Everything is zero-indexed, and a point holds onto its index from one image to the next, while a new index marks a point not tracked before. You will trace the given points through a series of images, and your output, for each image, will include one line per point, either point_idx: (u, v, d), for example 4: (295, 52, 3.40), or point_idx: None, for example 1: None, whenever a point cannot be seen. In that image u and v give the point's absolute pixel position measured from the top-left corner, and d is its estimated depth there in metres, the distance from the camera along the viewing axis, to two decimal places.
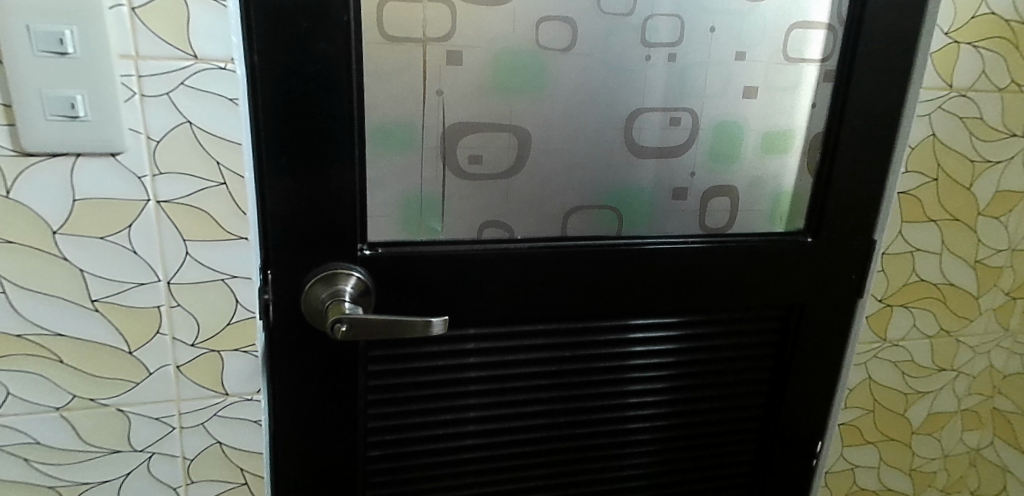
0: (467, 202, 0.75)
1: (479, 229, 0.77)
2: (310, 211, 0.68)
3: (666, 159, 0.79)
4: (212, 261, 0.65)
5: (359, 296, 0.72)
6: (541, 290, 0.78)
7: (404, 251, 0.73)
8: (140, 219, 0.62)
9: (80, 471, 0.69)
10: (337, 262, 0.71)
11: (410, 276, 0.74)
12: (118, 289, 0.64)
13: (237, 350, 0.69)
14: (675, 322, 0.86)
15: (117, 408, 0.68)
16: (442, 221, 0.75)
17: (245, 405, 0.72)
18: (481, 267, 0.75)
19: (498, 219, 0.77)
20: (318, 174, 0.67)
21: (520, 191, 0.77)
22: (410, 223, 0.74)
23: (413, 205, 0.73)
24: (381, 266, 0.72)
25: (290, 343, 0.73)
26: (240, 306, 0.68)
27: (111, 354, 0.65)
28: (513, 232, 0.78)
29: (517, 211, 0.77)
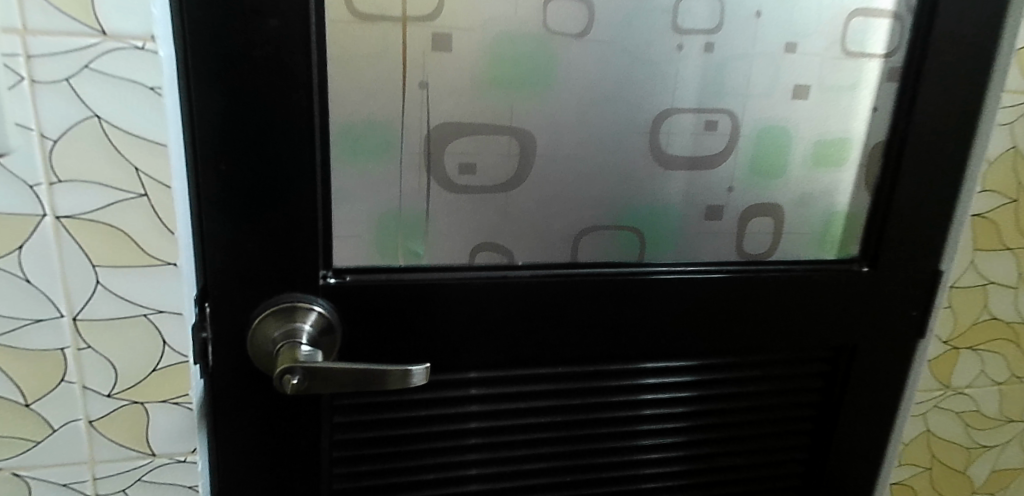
0: (457, 220, 0.62)
1: (471, 253, 0.63)
2: (260, 231, 0.55)
3: (698, 171, 0.65)
4: (131, 292, 0.52)
5: (320, 336, 0.59)
6: (544, 328, 0.65)
7: (377, 281, 0.59)
8: (34, 240, 0.48)
9: None
10: (293, 293, 0.58)
11: (384, 310, 0.61)
12: (10, 327, 0.50)
13: (165, 402, 0.56)
14: (699, 365, 0.72)
15: (13, 473, 0.54)
16: (426, 243, 0.62)
17: (178, 467, 0.58)
18: (471, 300, 0.62)
19: (495, 241, 0.63)
20: (269, 186, 0.54)
21: (522, 207, 0.63)
22: (387, 245, 0.61)
23: (390, 224, 0.60)
24: (347, 298, 0.59)
25: (237, 390, 0.60)
26: (169, 347, 0.54)
27: (4, 407, 0.52)
28: (512, 258, 0.64)
29: (517, 233, 0.64)
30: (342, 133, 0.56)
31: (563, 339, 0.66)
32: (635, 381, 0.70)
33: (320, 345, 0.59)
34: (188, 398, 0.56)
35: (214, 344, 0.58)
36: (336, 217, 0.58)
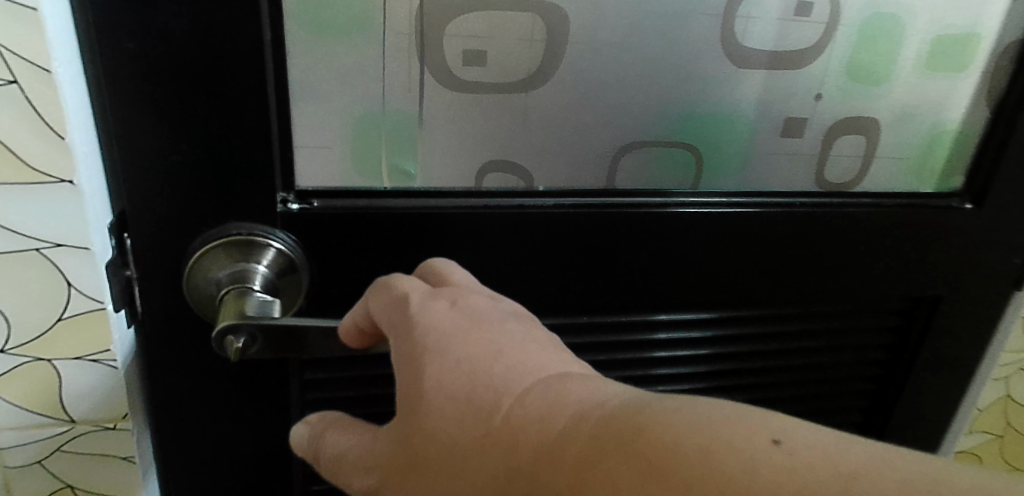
0: (459, 129, 0.47)
1: (479, 173, 0.49)
2: (193, 138, 0.41)
3: (777, 72, 0.50)
4: (14, 219, 0.38)
5: (280, 278, 0.46)
6: (564, 270, 0.51)
7: (352, 210, 0.46)
8: None
9: None
10: (242, 223, 0.44)
11: (363, 245, 0.47)
12: None
13: (79, 359, 0.43)
14: (720, 319, 0.58)
15: None
16: (418, 158, 0.47)
17: (106, 436, 0.46)
18: (474, 235, 0.48)
19: (508, 158, 0.49)
20: (200, 75, 0.39)
21: (544, 115, 0.48)
22: (368, 159, 0.47)
23: (370, 132, 0.46)
24: (312, 229, 0.46)
25: (176, 345, 0.47)
26: (77, 291, 0.41)
27: None
28: (530, 182, 0.50)
29: (537, 148, 0.49)
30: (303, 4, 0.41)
31: (588, 283, 0.52)
32: (640, 338, 0.57)
33: (279, 288, 0.46)
34: (110, 355, 0.44)
35: (143, 286, 0.44)
36: (296, 121, 0.44)
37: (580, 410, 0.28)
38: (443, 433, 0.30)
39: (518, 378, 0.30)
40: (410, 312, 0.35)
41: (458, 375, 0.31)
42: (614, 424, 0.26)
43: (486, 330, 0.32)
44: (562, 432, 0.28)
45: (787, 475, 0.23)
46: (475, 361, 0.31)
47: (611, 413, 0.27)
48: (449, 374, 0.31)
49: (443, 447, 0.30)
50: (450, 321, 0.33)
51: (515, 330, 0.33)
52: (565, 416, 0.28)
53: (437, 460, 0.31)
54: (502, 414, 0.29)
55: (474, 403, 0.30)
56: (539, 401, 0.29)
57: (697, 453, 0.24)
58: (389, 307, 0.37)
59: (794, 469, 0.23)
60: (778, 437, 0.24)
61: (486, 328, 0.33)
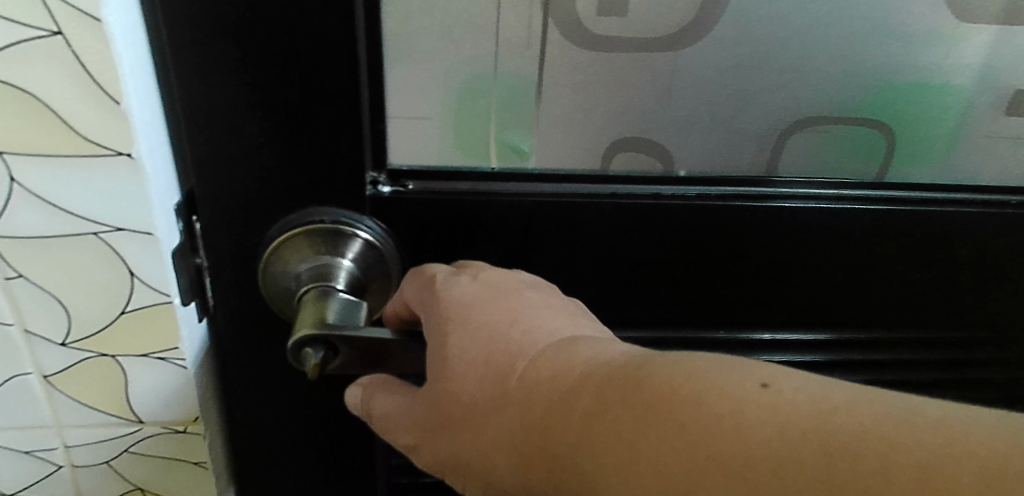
0: (586, 98, 0.38)
1: (607, 152, 0.40)
2: (271, 106, 0.34)
3: (1010, 27, 0.38)
4: (68, 197, 0.32)
5: (367, 272, 0.40)
6: (696, 270, 0.43)
7: (453, 195, 0.39)
8: None
9: None
10: (324, 209, 0.38)
11: (464, 235, 0.40)
12: None
13: (146, 357, 0.38)
14: (837, 341, 0.48)
15: None
16: (534, 133, 0.39)
17: (175, 439, 0.41)
18: (593, 228, 0.41)
19: (644, 134, 0.40)
20: (281, 28, 0.32)
21: (694, 81, 0.38)
22: (474, 133, 0.39)
23: (478, 101, 0.38)
24: (407, 214, 0.39)
25: (252, 341, 0.41)
26: (140, 281, 0.35)
27: None
28: (667, 164, 0.41)
29: (679, 123, 0.40)
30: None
31: (723, 286, 0.44)
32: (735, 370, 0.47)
33: (364, 282, 0.40)
34: (178, 354, 0.38)
35: (214, 277, 0.39)
36: (392, 85, 0.36)
37: (588, 366, 0.28)
38: (465, 391, 0.30)
39: (534, 339, 0.30)
40: (435, 288, 0.34)
41: (477, 340, 0.31)
42: (619, 379, 0.26)
43: (507, 300, 0.33)
44: (573, 387, 0.28)
45: (776, 414, 0.22)
46: (495, 329, 0.31)
47: (618, 370, 0.27)
48: (468, 338, 0.31)
49: (466, 404, 0.31)
50: (474, 292, 0.33)
51: (537, 300, 0.33)
52: (574, 374, 0.28)
53: (462, 419, 0.31)
54: (517, 374, 0.29)
55: (492, 363, 0.30)
56: (553, 361, 0.29)
57: (687, 395, 0.24)
58: (416, 286, 0.36)
59: (782, 409, 0.23)
60: (768, 382, 0.24)
61: (508, 298, 0.33)
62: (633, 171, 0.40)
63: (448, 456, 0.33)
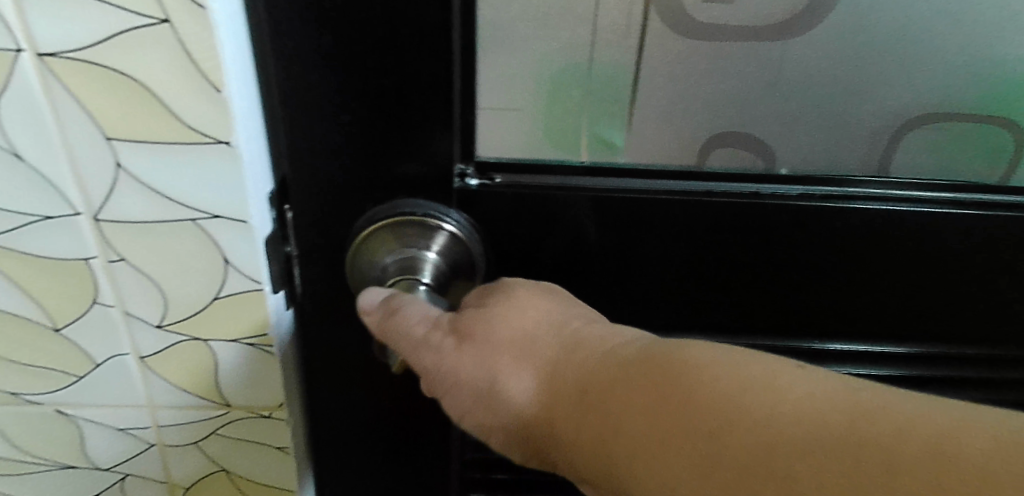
0: (684, 90, 0.36)
1: (703, 148, 0.38)
2: (365, 95, 0.34)
3: None
4: (170, 183, 0.33)
5: (455, 266, 0.39)
6: (792, 274, 0.41)
7: (542, 189, 0.38)
8: (15, 92, 0.30)
9: (22, 485, 0.45)
10: (411, 200, 0.37)
11: (550, 232, 0.39)
12: (10, 225, 0.34)
13: (236, 342, 0.39)
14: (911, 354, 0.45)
15: (57, 410, 0.41)
16: (628, 126, 0.37)
17: (260, 423, 0.42)
18: (687, 228, 0.39)
19: (744, 128, 0.38)
20: (379, 15, 0.31)
21: (802, 73, 0.36)
22: (565, 125, 0.37)
23: (571, 91, 0.36)
24: (493, 208, 0.38)
25: (335, 329, 0.42)
26: (234, 269, 0.36)
27: (28, 331, 0.37)
28: (765, 159, 0.39)
29: (781, 117, 0.38)
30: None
31: (820, 292, 0.42)
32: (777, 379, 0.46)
33: (450, 277, 0.39)
34: (267, 341, 0.39)
35: (303, 266, 0.39)
36: (484, 75, 0.35)
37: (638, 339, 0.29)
38: (516, 331, 0.31)
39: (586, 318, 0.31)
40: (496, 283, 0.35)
41: (533, 310, 0.32)
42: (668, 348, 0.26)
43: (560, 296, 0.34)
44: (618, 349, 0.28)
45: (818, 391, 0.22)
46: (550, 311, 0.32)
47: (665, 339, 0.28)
48: (525, 306, 0.32)
49: (506, 344, 0.31)
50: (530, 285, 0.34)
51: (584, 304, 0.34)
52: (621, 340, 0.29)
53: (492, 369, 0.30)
54: (571, 330, 0.30)
55: (547, 324, 0.31)
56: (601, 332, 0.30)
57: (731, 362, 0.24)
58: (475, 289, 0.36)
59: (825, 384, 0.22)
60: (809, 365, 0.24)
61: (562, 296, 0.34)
62: (732, 167, 0.39)
63: (467, 397, 0.31)
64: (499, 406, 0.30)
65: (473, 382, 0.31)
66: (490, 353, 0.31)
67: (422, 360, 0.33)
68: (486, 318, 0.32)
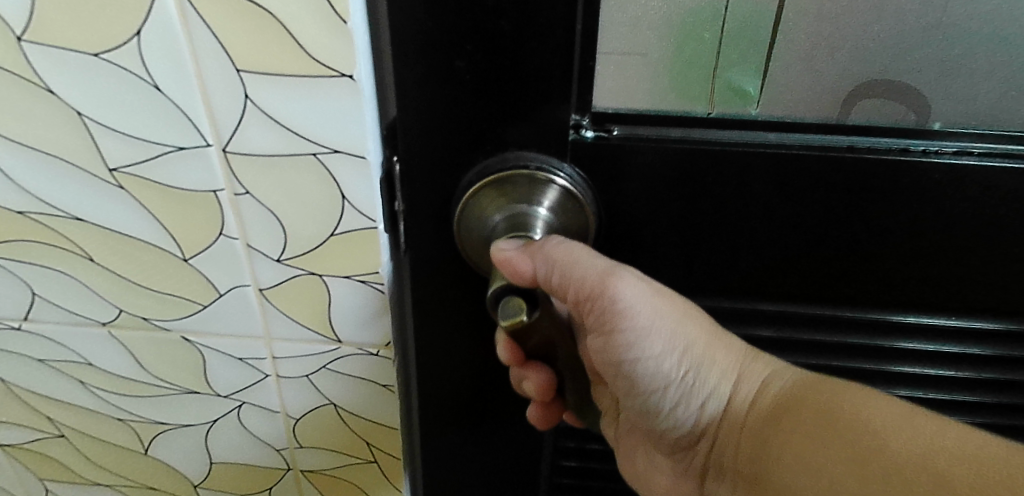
0: (829, 30, 0.34)
1: (846, 99, 0.36)
2: (486, 40, 0.32)
3: None
4: (294, 118, 0.33)
5: (564, 223, 0.38)
6: (932, 243, 0.38)
7: (664, 144, 0.35)
8: (155, 21, 0.31)
9: (150, 407, 0.48)
10: (523, 152, 0.36)
11: (671, 191, 0.37)
12: (146, 154, 0.35)
13: (350, 280, 0.39)
14: None
15: (183, 337, 0.43)
16: (763, 71, 0.35)
17: (370, 361, 0.43)
18: (817, 186, 0.36)
19: (895, 78, 0.35)
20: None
21: (967, 11, 0.33)
22: (694, 71, 0.35)
23: (704, 33, 0.34)
24: (609, 163, 0.36)
25: (432, 281, 0.41)
26: (352, 206, 0.36)
27: (159, 259, 0.39)
28: (913, 110, 0.36)
29: (934, 64, 0.35)
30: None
31: (960, 262, 0.38)
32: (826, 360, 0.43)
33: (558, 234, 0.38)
34: (378, 279, 0.39)
35: (409, 217, 0.39)
36: (609, 15, 0.33)
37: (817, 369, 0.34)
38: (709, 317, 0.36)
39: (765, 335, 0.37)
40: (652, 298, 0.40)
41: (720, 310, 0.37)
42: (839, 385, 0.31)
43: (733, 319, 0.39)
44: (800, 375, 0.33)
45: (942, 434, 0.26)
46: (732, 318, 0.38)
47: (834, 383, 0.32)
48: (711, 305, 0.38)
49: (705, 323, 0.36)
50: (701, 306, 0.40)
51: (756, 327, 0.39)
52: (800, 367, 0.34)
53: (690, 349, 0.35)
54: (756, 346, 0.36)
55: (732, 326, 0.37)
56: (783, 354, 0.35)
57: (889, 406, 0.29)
58: None
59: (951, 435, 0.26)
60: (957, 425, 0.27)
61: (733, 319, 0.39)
62: (880, 118, 0.36)
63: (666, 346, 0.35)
64: (695, 367, 0.35)
65: (668, 338, 0.35)
66: (693, 318, 0.35)
67: (616, 292, 0.33)
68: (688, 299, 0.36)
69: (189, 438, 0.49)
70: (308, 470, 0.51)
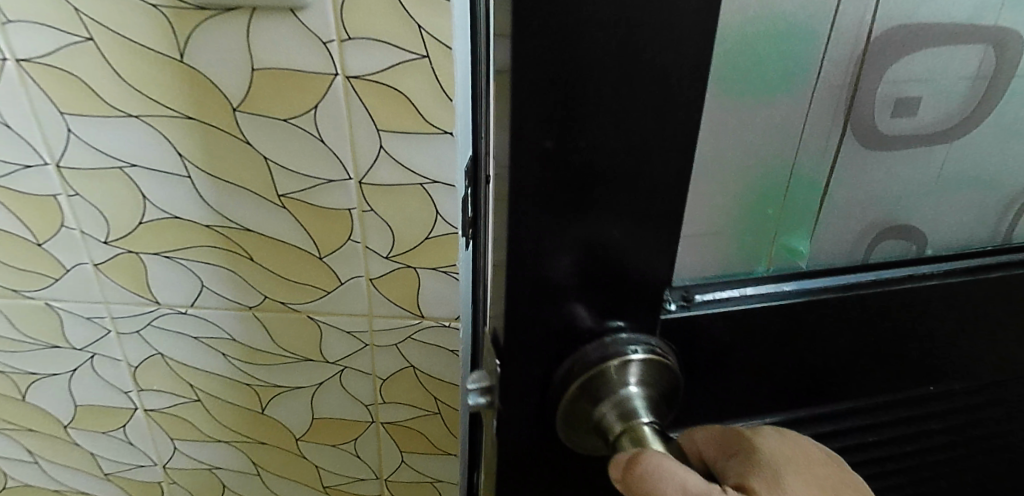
0: (866, 188, 0.44)
1: (873, 239, 0.45)
2: (593, 250, 0.32)
3: None
4: (410, 159, 0.50)
5: (654, 389, 0.37)
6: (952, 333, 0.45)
7: (740, 303, 0.39)
8: (327, 98, 0.48)
9: (272, 374, 0.64)
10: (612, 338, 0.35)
11: (737, 342, 0.40)
12: (307, 185, 0.52)
13: (437, 270, 0.56)
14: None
15: (309, 316, 0.60)
16: (811, 234, 0.43)
17: (444, 332, 0.60)
18: (863, 321, 0.41)
19: (906, 221, 0.45)
20: (610, 150, 0.29)
21: (953, 167, 0.45)
22: (760, 236, 0.41)
23: (769, 204, 0.41)
24: (689, 332, 0.38)
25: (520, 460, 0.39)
26: (442, 218, 0.53)
27: (302, 258, 0.56)
28: (916, 243, 0.46)
29: (939, 201, 0.46)
30: (753, 51, 0.35)
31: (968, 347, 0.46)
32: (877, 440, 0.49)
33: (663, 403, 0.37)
34: (456, 270, 0.56)
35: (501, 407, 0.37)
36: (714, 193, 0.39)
37: None
38: None
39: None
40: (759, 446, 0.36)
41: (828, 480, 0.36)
42: None
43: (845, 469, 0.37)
44: None
45: None
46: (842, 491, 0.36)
47: None
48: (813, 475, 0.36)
49: None
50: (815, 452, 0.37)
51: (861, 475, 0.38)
52: None
53: None
54: None
55: None
56: None
57: None
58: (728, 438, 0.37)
59: None
60: None
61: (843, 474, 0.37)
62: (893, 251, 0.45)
63: None
64: None
65: None
66: None
67: None
68: (785, 482, 0.35)
69: (299, 398, 0.65)
70: (387, 422, 0.66)
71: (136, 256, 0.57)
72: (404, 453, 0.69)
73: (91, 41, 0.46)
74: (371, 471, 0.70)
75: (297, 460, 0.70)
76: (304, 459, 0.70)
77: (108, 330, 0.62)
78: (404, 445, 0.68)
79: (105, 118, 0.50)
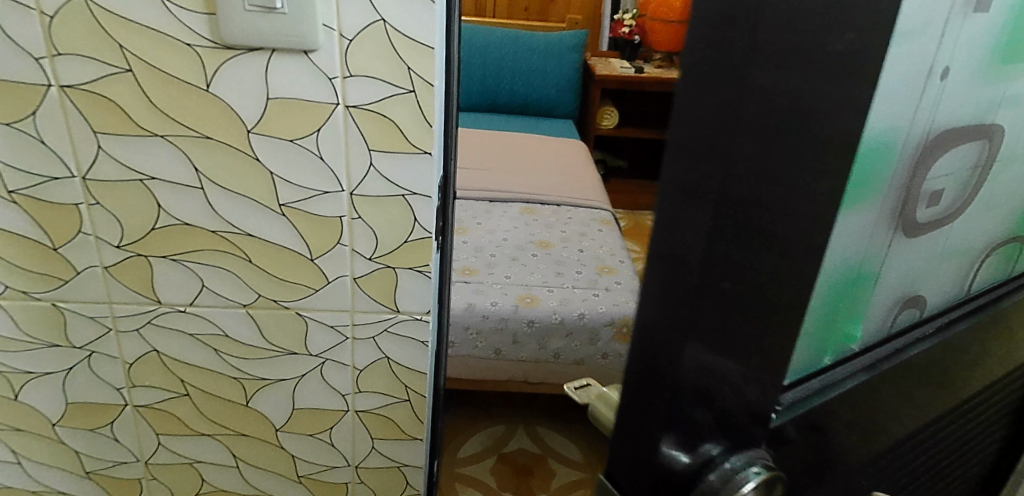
0: (897, 266, 0.44)
1: (895, 304, 0.45)
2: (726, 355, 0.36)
3: None
4: (394, 174, 0.61)
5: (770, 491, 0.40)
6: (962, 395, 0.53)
7: (814, 400, 0.40)
8: (328, 123, 0.59)
9: (260, 367, 0.72)
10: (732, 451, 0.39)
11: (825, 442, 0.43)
12: (305, 196, 0.62)
13: (412, 269, 0.66)
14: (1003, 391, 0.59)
15: (297, 312, 0.68)
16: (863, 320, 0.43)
17: (416, 325, 0.70)
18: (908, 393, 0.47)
19: (913, 293, 0.46)
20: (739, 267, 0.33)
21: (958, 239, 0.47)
22: (820, 329, 0.40)
23: (836, 300, 0.40)
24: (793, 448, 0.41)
25: None
26: (419, 225, 0.64)
27: (295, 259, 0.65)
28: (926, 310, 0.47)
29: (944, 271, 0.48)
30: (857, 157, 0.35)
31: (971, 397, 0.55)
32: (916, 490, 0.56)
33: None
34: (429, 269, 0.67)
35: None
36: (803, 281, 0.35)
37: None
38: None
39: None
40: None
41: None
42: None
43: None
44: None
45: None
46: None
47: None
48: None
49: None
50: None
51: None
52: None
53: None
54: None
55: None
56: None
57: None
58: None
59: None
60: None
61: None
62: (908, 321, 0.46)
63: None
64: None
65: None
66: None
67: None
68: None
69: (281, 390, 0.73)
70: (361, 410, 0.75)
71: (146, 259, 0.65)
72: (374, 439, 0.77)
73: (129, 72, 0.56)
74: (343, 458, 0.78)
75: (275, 450, 0.78)
76: (282, 449, 0.77)
77: (108, 329, 0.68)
78: (376, 431, 0.77)
79: (134, 136, 0.59)
